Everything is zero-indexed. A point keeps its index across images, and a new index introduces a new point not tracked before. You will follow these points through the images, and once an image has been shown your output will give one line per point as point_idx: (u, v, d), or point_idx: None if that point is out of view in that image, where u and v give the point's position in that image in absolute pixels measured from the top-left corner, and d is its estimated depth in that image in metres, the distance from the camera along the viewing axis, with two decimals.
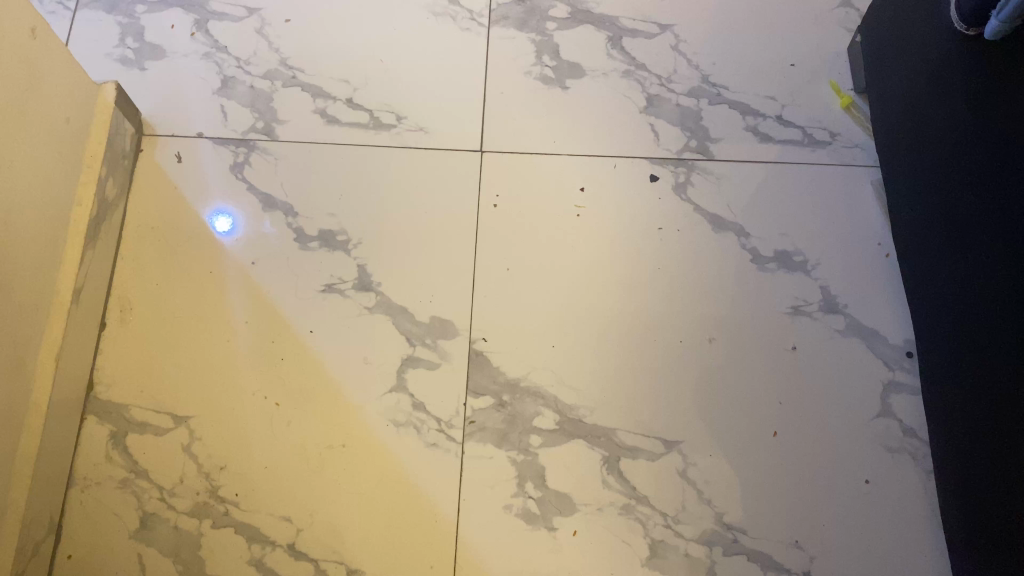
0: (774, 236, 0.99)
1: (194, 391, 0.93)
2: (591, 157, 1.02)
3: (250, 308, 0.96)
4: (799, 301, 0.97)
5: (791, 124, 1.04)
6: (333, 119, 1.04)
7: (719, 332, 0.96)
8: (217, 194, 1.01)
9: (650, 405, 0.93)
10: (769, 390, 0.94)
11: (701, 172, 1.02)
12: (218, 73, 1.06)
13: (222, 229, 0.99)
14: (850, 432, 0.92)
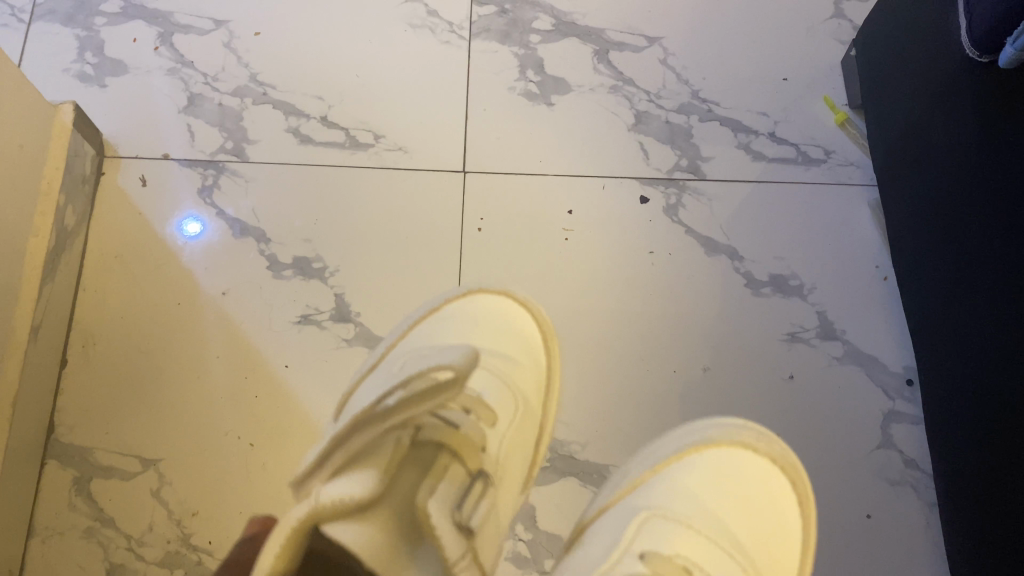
0: (769, 260, 0.96)
1: (164, 432, 0.88)
2: (578, 178, 0.98)
3: (221, 342, 0.91)
4: (796, 327, 0.93)
5: (785, 141, 1.00)
6: (307, 138, 0.99)
7: (714, 361, 0.92)
8: (187, 215, 0.95)
9: (643, 439, 0.89)
10: (767, 421, 0.90)
11: (692, 193, 0.98)
12: (184, 90, 1.00)
13: (192, 234, 0.95)
14: (850, 465, 0.89)
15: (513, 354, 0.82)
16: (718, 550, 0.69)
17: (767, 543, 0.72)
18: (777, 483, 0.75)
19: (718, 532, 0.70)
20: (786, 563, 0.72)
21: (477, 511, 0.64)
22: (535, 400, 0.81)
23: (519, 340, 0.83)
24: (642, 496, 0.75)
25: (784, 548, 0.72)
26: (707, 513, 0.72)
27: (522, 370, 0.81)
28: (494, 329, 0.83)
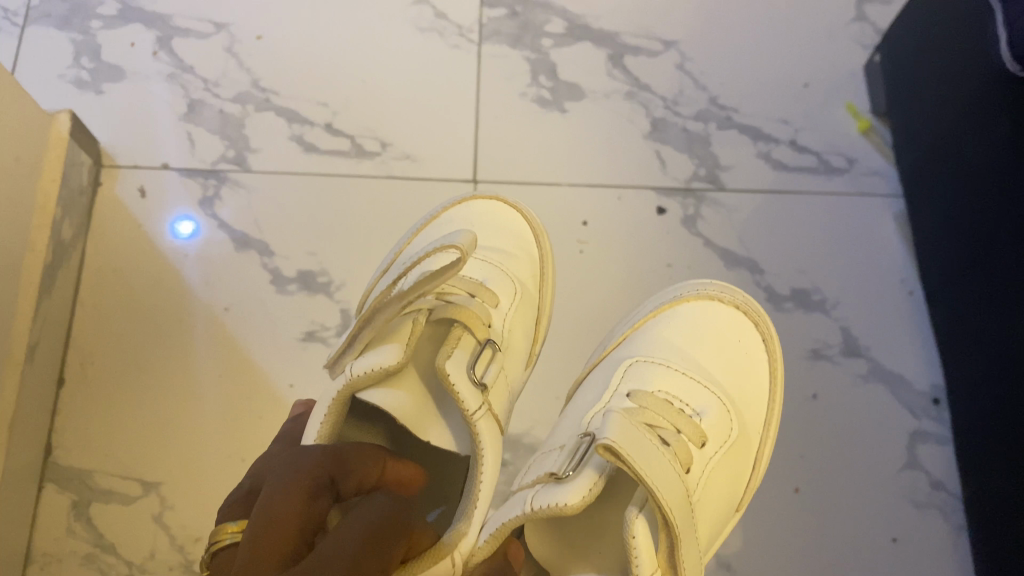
0: (791, 273, 0.92)
1: (165, 454, 0.85)
2: (593, 187, 0.95)
3: (224, 359, 0.88)
4: (819, 344, 0.90)
5: (806, 150, 0.97)
6: (311, 146, 0.96)
7: None
8: (177, 212, 0.93)
9: None
10: (788, 442, 0.88)
11: (711, 204, 0.94)
12: (184, 96, 0.97)
13: (184, 234, 0.92)
14: (875, 487, 0.87)
15: (510, 250, 0.85)
16: (691, 385, 0.74)
17: (739, 383, 0.77)
18: (749, 338, 0.80)
19: (692, 373, 0.75)
20: (758, 403, 0.78)
21: (487, 373, 0.69)
22: (532, 285, 0.84)
23: (511, 238, 0.86)
24: (630, 347, 0.80)
25: (754, 392, 0.78)
26: (683, 357, 0.77)
27: (517, 260, 0.85)
28: (488, 230, 0.86)
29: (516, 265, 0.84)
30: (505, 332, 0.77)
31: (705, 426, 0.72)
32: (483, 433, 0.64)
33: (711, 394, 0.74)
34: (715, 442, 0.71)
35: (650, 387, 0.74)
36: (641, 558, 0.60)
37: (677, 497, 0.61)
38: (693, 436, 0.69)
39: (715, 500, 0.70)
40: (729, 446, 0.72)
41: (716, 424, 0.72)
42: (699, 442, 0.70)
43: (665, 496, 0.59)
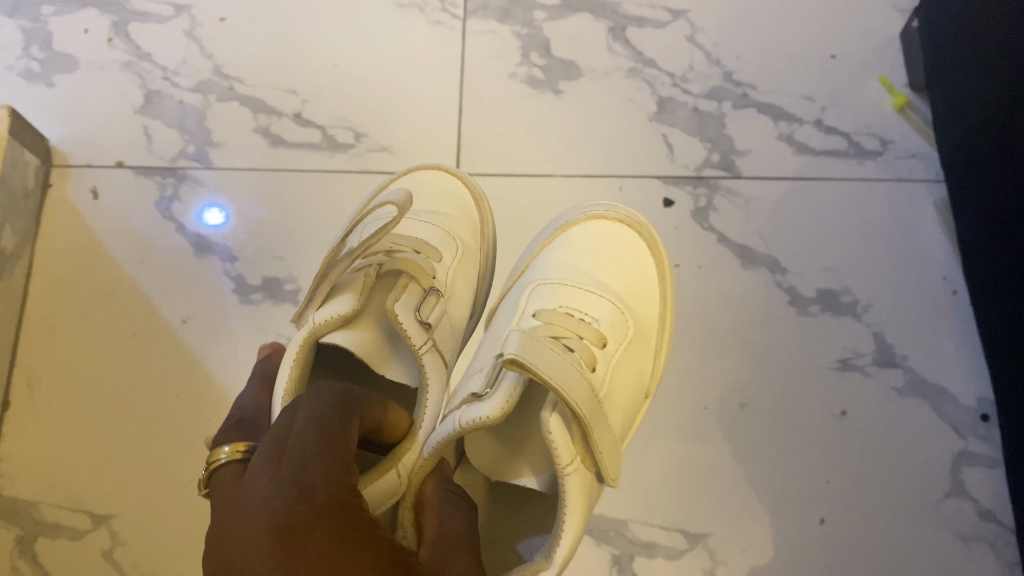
0: (816, 272, 0.81)
1: (115, 483, 0.78)
2: (591, 178, 0.84)
3: (181, 376, 0.80)
4: (849, 353, 0.79)
5: (834, 130, 0.85)
6: (278, 139, 0.87)
7: (754, 396, 0.79)
8: (211, 197, 0.85)
9: (669, 490, 0.77)
10: (812, 465, 0.77)
11: (725, 193, 0.83)
12: (140, 86, 0.89)
13: (213, 223, 0.84)
14: (914, 517, 0.76)
15: (457, 214, 0.76)
16: (587, 294, 0.67)
17: (639, 297, 0.71)
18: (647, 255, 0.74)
19: (589, 280, 0.69)
20: (651, 320, 0.71)
21: (433, 313, 0.63)
22: (476, 242, 0.76)
23: (456, 206, 0.77)
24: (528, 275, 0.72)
25: (650, 310, 0.71)
26: (578, 270, 0.70)
27: (464, 220, 0.76)
28: (430, 200, 0.77)
29: (466, 225, 0.76)
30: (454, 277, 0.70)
31: (604, 325, 0.65)
32: (428, 368, 0.59)
33: (608, 299, 0.68)
34: (614, 341, 0.65)
35: (542, 302, 0.67)
36: (561, 451, 0.56)
37: (580, 389, 0.56)
38: (592, 338, 0.63)
39: (624, 403, 0.64)
40: (630, 346, 0.66)
41: (616, 325, 0.66)
42: (601, 343, 0.63)
43: (569, 391, 0.55)
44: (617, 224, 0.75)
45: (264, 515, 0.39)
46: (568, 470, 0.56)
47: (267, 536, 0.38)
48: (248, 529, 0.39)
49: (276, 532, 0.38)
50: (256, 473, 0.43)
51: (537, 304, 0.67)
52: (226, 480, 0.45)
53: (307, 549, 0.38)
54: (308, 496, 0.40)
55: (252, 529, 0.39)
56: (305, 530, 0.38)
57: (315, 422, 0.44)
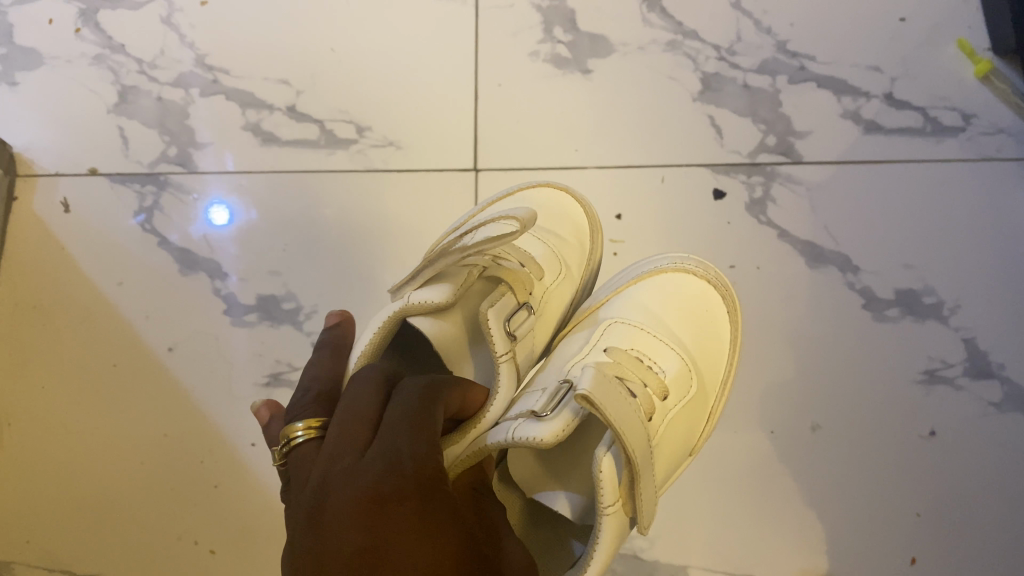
0: (893, 270, 0.70)
1: (94, 537, 0.69)
2: (629, 169, 0.73)
3: (168, 411, 0.71)
4: (935, 362, 0.68)
5: (906, 105, 0.74)
6: (271, 136, 0.76)
7: (826, 417, 0.68)
8: (218, 194, 0.75)
9: (731, 529, 0.67)
10: (897, 495, 0.67)
11: (784, 181, 0.72)
12: (114, 82, 0.78)
13: (218, 223, 0.74)
14: (1019, 554, 0.65)
15: (564, 228, 0.67)
16: (653, 338, 0.59)
17: (706, 341, 0.62)
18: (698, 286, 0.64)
19: (655, 322, 0.61)
20: (718, 369, 0.62)
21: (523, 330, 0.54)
22: (581, 268, 0.67)
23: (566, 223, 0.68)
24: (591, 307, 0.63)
25: (720, 355, 0.62)
26: (646, 308, 0.62)
27: (570, 234, 0.67)
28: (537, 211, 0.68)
29: (572, 238, 0.67)
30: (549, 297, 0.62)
31: (669, 379, 0.57)
32: (503, 379, 0.49)
33: (675, 348, 0.60)
34: (675, 399, 0.57)
35: (605, 339, 0.59)
36: (605, 487, 0.46)
37: (642, 435, 0.47)
38: (656, 387, 0.54)
39: (664, 466, 0.55)
40: (688, 409, 0.58)
41: (680, 381, 0.58)
42: (662, 395, 0.55)
43: (631, 432, 0.46)
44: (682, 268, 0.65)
45: (361, 488, 0.36)
46: (607, 511, 0.46)
47: (362, 512, 0.35)
48: (342, 500, 0.36)
49: (376, 508, 0.35)
50: (336, 448, 0.39)
51: (599, 343, 0.59)
52: (309, 450, 0.41)
53: (405, 530, 0.35)
54: (407, 473, 0.36)
55: (345, 500, 0.36)
56: (397, 512, 0.35)
57: (410, 399, 0.41)
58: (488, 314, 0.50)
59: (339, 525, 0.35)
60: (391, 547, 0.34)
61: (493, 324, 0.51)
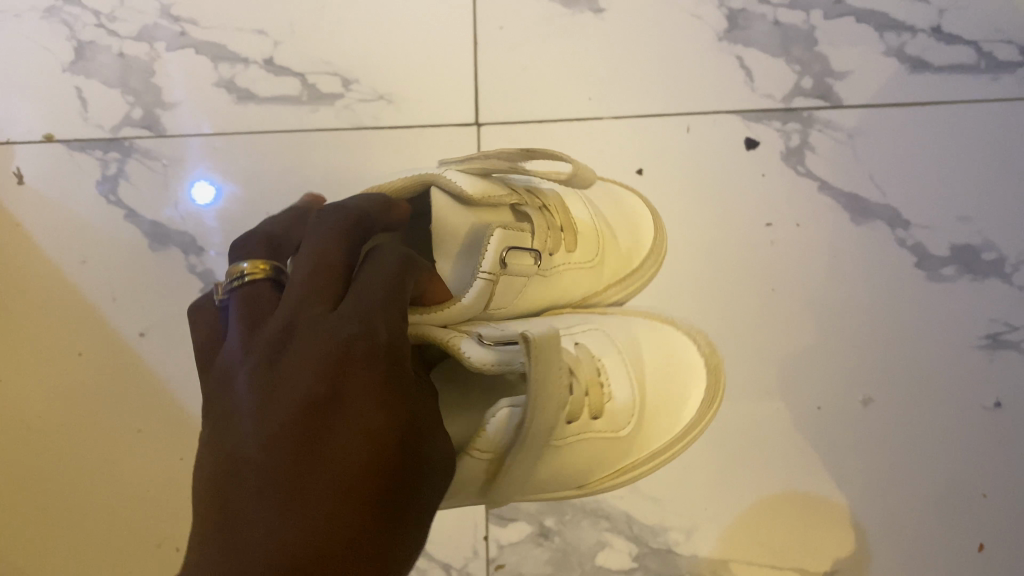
0: (948, 223, 0.63)
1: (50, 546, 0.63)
2: (651, 119, 0.66)
3: (144, 405, 0.64)
4: (998, 326, 0.61)
5: (957, 39, 0.65)
6: (247, 93, 0.68)
7: (880, 389, 0.61)
8: (190, 160, 0.67)
9: (775, 517, 0.60)
10: (961, 476, 0.60)
11: (823, 127, 0.65)
12: (68, 37, 0.69)
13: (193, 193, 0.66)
14: None
15: (625, 237, 0.59)
16: (618, 361, 0.53)
17: (669, 394, 0.55)
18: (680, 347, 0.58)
19: (629, 341, 0.55)
20: (666, 427, 0.55)
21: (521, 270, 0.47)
22: (607, 276, 0.59)
23: (619, 204, 0.60)
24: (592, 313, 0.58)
25: (678, 414, 0.55)
26: (630, 327, 0.57)
27: (626, 237, 0.59)
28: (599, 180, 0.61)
29: (627, 241, 0.59)
30: (566, 274, 0.54)
31: (610, 405, 0.50)
32: (472, 294, 0.44)
33: (635, 370, 0.53)
34: (605, 428, 0.49)
35: (580, 334, 0.54)
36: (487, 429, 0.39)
37: (549, 424, 0.40)
38: (592, 403, 0.48)
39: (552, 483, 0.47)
40: (612, 442, 0.50)
41: (621, 414, 0.50)
42: (594, 415, 0.48)
43: (547, 400, 0.39)
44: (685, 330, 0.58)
45: (324, 340, 0.28)
46: (474, 453, 0.39)
47: (321, 363, 0.28)
48: (299, 346, 0.28)
49: (339, 365, 0.28)
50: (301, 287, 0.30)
51: (575, 334, 0.54)
52: (261, 289, 0.32)
53: (367, 395, 0.28)
54: (381, 343, 0.29)
55: (305, 345, 0.28)
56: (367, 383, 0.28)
57: (386, 265, 0.33)
58: (495, 229, 0.45)
59: (290, 369, 0.28)
60: (355, 417, 0.27)
61: (493, 241, 0.45)
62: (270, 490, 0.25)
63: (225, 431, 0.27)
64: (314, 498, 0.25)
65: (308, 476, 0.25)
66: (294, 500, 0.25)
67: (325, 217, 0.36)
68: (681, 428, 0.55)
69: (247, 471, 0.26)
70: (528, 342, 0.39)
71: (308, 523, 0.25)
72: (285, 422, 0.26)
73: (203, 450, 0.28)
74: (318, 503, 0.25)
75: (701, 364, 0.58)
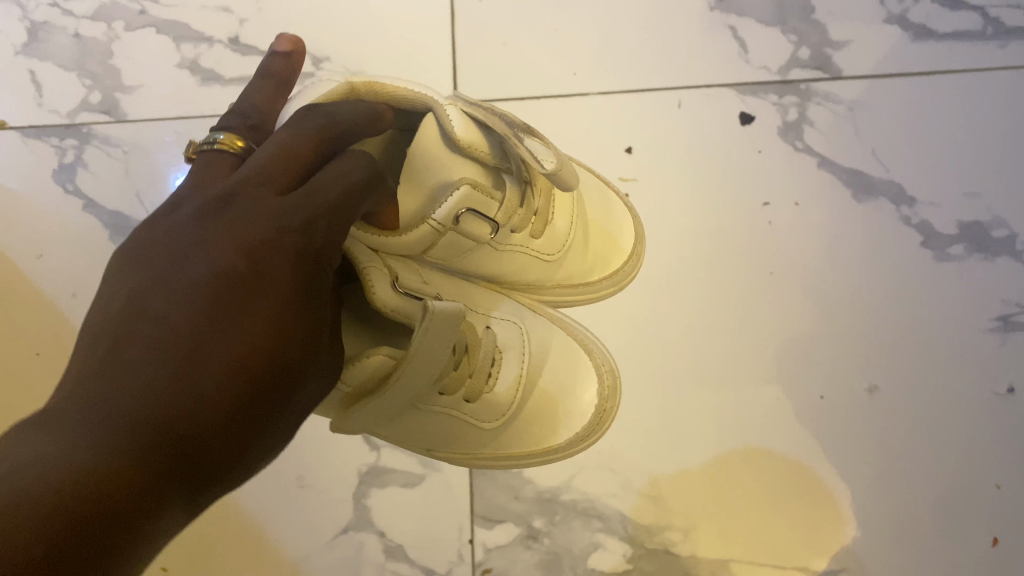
0: (954, 200, 0.60)
1: None
2: (640, 94, 0.62)
3: None
4: (1009, 307, 0.58)
5: (961, 5, 0.62)
6: (211, 74, 0.64)
7: (886, 377, 0.58)
8: (151, 145, 0.63)
9: (778, 513, 0.57)
10: (973, 466, 0.57)
11: (822, 100, 0.61)
12: (21, 18, 0.66)
13: (154, 180, 0.63)
14: None
15: (596, 255, 0.55)
16: (520, 350, 0.52)
17: (557, 398, 0.53)
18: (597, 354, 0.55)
19: (540, 342, 0.53)
20: (544, 432, 0.53)
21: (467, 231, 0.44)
22: (565, 275, 0.55)
23: (602, 203, 0.57)
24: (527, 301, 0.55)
25: (563, 423, 0.54)
26: (545, 332, 0.54)
27: (595, 253, 0.55)
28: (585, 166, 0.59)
29: (595, 258, 0.55)
30: (518, 258, 0.50)
31: (487, 394, 0.50)
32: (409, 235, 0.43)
33: (529, 377, 0.52)
34: (468, 412, 0.50)
35: (495, 319, 0.52)
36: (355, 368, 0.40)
37: (410, 387, 0.41)
38: (471, 386, 0.49)
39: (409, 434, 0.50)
40: (475, 426, 0.51)
41: (498, 403, 0.51)
42: (469, 393, 0.49)
43: (417, 364, 0.39)
44: (592, 352, 0.55)
45: (260, 225, 0.29)
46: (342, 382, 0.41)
47: (248, 245, 0.29)
48: (241, 218, 0.30)
49: (264, 253, 0.29)
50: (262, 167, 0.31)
51: (489, 317, 0.52)
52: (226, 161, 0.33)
53: (274, 293, 0.29)
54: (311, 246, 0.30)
55: (241, 221, 0.29)
56: (279, 273, 0.29)
57: (356, 170, 0.33)
58: (463, 185, 0.42)
59: (219, 239, 0.29)
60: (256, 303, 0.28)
61: (454, 197, 0.42)
62: (161, 347, 0.26)
63: (139, 272, 0.28)
64: (199, 375, 0.27)
65: (202, 348, 0.27)
66: (182, 365, 0.26)
67: (321, 108, 0.35)
68: (559, 440, 0.54)
69: (147, 320, 0.27)
70: (426, 313, 0.38)
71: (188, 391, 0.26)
72: (201, 291, 0.28)
73: (116, 280, 0.29)
74: (201, 376, 0.26)
75: (597, 395, 0.54)
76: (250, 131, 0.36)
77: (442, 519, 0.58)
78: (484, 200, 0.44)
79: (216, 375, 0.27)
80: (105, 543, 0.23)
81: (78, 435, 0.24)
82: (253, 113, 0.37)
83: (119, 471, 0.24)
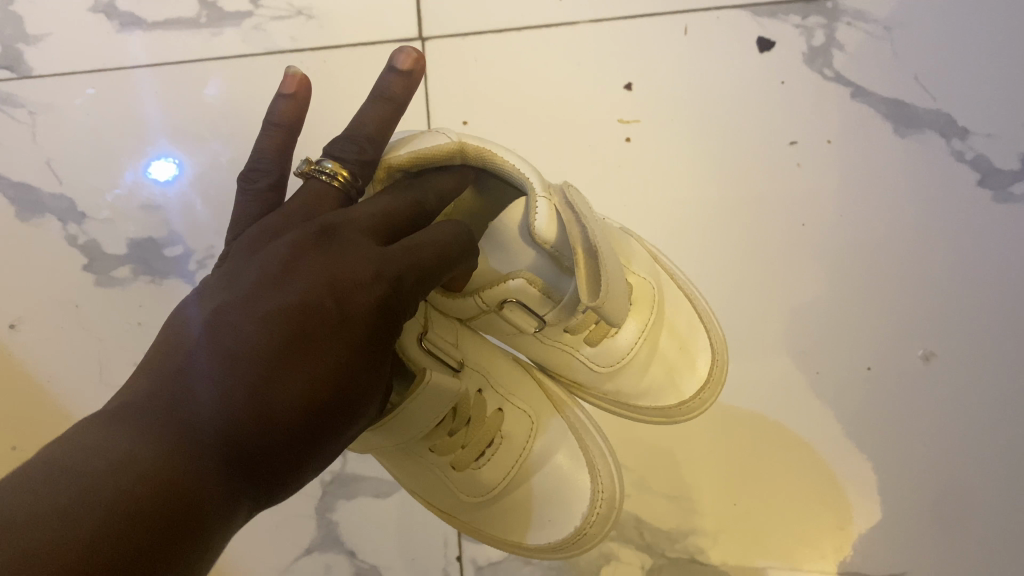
0: (1016, 128, 0.50)
1: None
2: (638, 21, 0.52)
3: (20, 414, 0.50)
4: None
5: None
6: (130, 17, 0.54)
7: (946, 342, 0.48)
8: (63, 106, 0.54)
9: (823, 510, 0.48)
10: None
11: (853, 19, 0.51)
12: None
13: (68, 148, 0.53)
14: None
15: (651, 381, 0.44)
16: (518, 447, 0.43)
17: (537, 501, 0.44)
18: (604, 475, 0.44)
19: (543, 444, 0.44)
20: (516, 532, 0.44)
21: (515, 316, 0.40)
22: (613, 390, 0.45)
23: (681, 309, 0.45)
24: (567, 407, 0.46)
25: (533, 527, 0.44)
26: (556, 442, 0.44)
27: (651, 381, 0.44)
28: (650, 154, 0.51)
29: (655, 381, 0.44)
30: (562, 356, 0.44)
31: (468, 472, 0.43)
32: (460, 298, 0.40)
33: (522, 470, 0.43)
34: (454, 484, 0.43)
35: (513, 403, 0.44)
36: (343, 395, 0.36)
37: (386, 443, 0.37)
38: (461, 458, 0.42)
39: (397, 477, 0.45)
40: (452, 497, 0.44)
41: (473, 484, 0.43)
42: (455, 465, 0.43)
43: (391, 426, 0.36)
44: (594, 472, 0.43)
45: (349, 266, 0.29)
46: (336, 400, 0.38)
47: (335, 284, 0.28)
48: (335, 253, 0.29)
49: (350, 294, 0.28)
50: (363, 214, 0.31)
51: (512, 400, 0.44)
52: (324, 194, 0.33)
53: (353, 332, 0.28)
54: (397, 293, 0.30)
55: (335, 257, 0.29)
56: (362, 313, 0.28)
57: (450, 232, 0.33)
58: (516, 278, 0.38)
59: (306, 272, 0.28)
60: (333, 340, 0.28)
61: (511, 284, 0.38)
62: (238, 365, 0.26)
63: (225, 291, 0.29)
64: (269, 398, 0.26)
65: (280, 372, 0.27)
66: (257, 389, 0.26)
67: (421, 183, 0.36)
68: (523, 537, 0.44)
69: (228, 335, 0.27)
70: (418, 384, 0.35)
71: (259, 413, 0.26)
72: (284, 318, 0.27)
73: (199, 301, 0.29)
74: (272, 401, 0.26)
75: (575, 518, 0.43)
76: (358, 166, 0.35)
77: (424, 534, 0.49)
78: (535, 299, 0.39)
79: (290, 401, 0.26)
80: (169, 548, 0.23)
81: (151, 451, 0.24)
82: (365, 142, 0.35)
83: (184, 484, 0.24)
